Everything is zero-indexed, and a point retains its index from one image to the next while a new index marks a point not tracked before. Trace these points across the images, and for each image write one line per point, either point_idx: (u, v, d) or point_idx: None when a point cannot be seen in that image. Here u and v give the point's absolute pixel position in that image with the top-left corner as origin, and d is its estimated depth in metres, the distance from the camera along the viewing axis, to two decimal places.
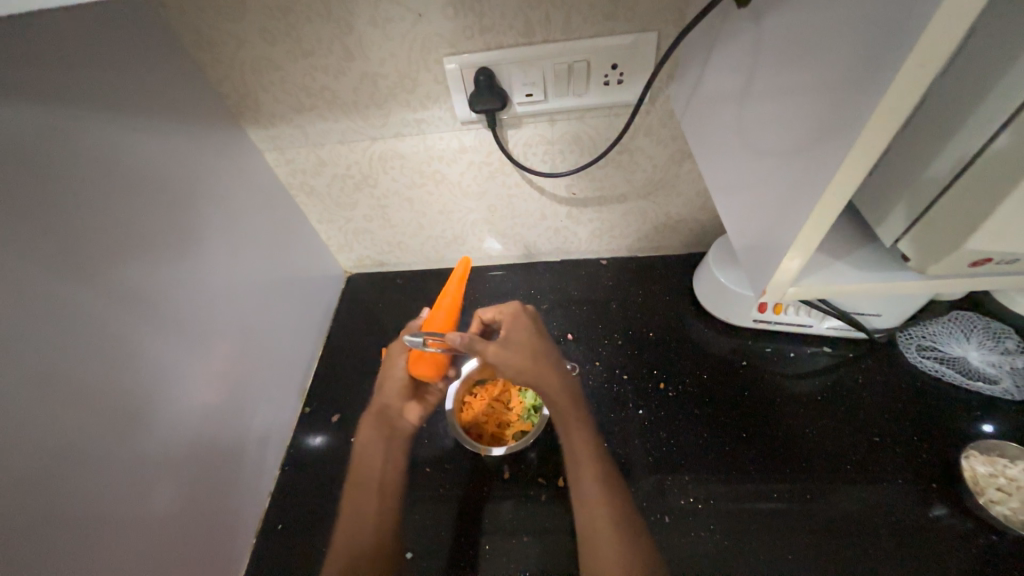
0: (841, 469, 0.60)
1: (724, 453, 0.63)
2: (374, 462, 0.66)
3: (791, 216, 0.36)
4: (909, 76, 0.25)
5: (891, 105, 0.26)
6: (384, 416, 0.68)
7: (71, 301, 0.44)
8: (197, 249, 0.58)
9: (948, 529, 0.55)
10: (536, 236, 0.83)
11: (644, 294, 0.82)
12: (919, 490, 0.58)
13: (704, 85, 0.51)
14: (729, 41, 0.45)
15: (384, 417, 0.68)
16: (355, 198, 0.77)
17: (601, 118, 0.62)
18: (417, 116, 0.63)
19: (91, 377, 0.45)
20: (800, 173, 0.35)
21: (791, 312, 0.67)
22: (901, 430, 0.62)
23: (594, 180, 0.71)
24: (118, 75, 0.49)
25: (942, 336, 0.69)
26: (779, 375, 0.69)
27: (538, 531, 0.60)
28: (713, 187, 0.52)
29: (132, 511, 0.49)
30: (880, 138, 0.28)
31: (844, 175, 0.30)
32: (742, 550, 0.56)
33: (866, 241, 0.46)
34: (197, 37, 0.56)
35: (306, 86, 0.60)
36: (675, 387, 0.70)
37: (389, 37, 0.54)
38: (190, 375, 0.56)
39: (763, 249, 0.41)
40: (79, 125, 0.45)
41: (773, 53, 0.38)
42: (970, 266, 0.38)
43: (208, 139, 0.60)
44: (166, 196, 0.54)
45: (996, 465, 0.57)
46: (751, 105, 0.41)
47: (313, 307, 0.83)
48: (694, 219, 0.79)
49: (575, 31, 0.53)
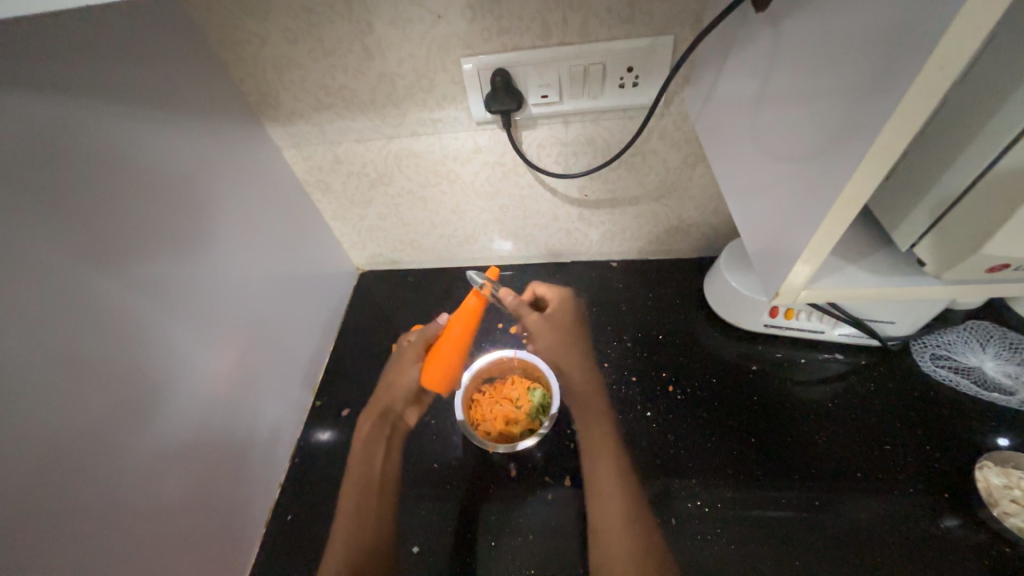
0: (850, 477, 0.60)
1: (731, 457, 0.63)
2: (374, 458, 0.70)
3: (805, 220, 0.36)
4: (925, 81, 0.25)
5: (907, 109, 0.27)
6: (387, 417, 0.74)
7: (92, 290, 0.45)
8: (216, 243, 0.60)
9: (959, 541, 0.54)
10: (547, 237, 0.83)
11: (654, 297, 0.82)
12: (930, 501, 0.57)
13: (719, 90, 0.51)
14: (746, 45, 0.45)
15: (387, 419, 0.74)
16: (369, 196, 0.78)
17: (615, 121, 0.63)
18: (433, 116, 0.64)
19: (109, 364, 0.47)
20: (814, 177, 0.35)
21: (803, 318, 0.67)
22: (912, 441, 0.62)
23: (607, 182, 0.72)
24: (144, 71, 0.51)
25: (956, 345, 0.68)
26: (789, 381, 0.69)
27: (542, 530, 0.60)
28: (727, 191, 0.52)
29: (145, 497, 0.50)
30: (894, 143, 0.28)
31: (856, 178, 0.30)
32: (747, 555, 0.56)
33: (882, 247, 0.46)
34: (222, 35, 0.57)
35: (325, 85, 0.61)
36: (683, 391, 0.70)
37: (408, 37, 0.55)
38: (204, 365, 0.58)
39: (776, 253, 0.42)
40: (106, 120, 0.47)
41: (791, 57, 0.38)
42: (988, 272, 0.38)
43: (230, 135, 0.62)
44: (186, 190, 0.55)
45: (1010, 477, 0.56)
46: (768, 108, 0.41)
47: (326, 303, 0.85)
48: (707, 223, 0.78)
49: (591, 34, 0.54)
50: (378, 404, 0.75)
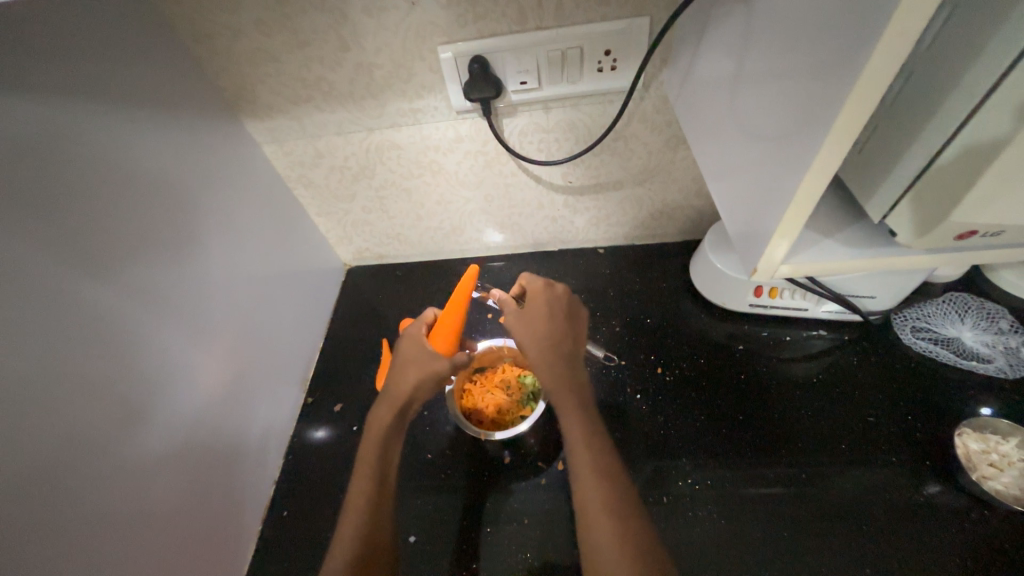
0: (836, 450, 0.61)
1: (720, 435, 0.64)
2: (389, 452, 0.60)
3: (779, 195, 0.37)
4: (886, 52, 0.26)
5: (869, 81, 0.27)
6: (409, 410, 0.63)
7: (76, 292, 0.45)
8: (199, 243, 0.59)
9: (940, 506, 0.56)
10: (533, 225, 0.83)
11: (641, 282, 0.82)
12: (912, 468, 0.59)
13: (696, 70, 0.51)
14: (720, 23, 0.46)
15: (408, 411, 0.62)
16: (353, 190, 0.77)
17: (596, 105, 0.63)
18: (413, 106, 0.63)
19: (95, 368, 0.46)
20: (788, 151, 0.35)
21: (787, 296, 0.68)
22: (895, 411, 0.63)
23: (590, 168, 0.72)
24: (116, 67, 0.50)
25: (936, 317, 0.69)
26: (775, 359, 0.70)
27: (538, 515, 0.61)
28: (707, 172, 0.52)
29: (140, 497, 0.50)
30: (859, 115, 0.29)
31: (825, 151, 0.31)
32: (737, 530, 0.57)
33: (859, 222, 0.47)
34: (193, 29, 0.56)
35: (302, 78, 0.61)
36: (672, 372, 0.71)
37: (384, 26, 0.55)
38: (193, 365, 0.58)
39: (755, 232, 0.42)
40: (77, 117, 0.46)
41: (763, 34, 0.38)
42: (956, 239, 0.39)
43: (207, 133, 0.61)
44: (166, 188, 0.55)
45: (988, 442, 0.58)
46: (743, 88, 0.42)
47: (315, 299, 0.84)
48: (690, 205, 0.79)
49: (567, 18, 0.54)
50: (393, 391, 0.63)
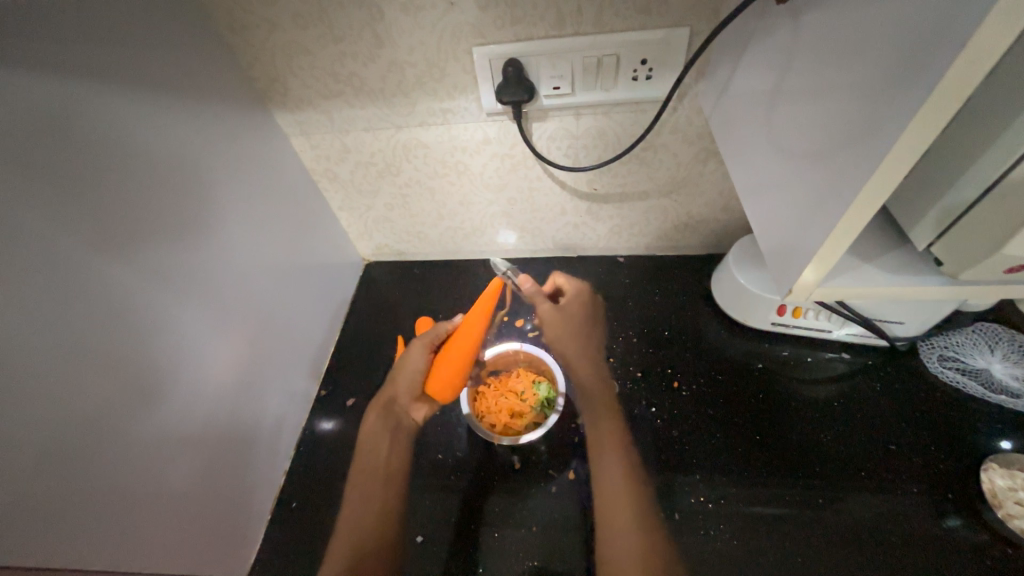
0: (855, 476, 0.60)
1: (735, 453, 0.63)
2: (380, 448, 0.70)
3: (820, 218, 0.36)
4: (950, 79, 0.25)
5: (930, 109, 0.26)
6: (391, 410, 0.72)
7: (100, 277, 0.45)
8: (224, 232, 0.60)
9: (961, 542, 0.55)
10: (554, 231, 0.83)
11: (661, 294, 0.81)
12: (933, 501, 0.57)
13: (734, 85, 0.51)
14: (763, 38, 0.45)
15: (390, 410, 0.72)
16: (376, 186, 0.77)
17: (627, 114, 0.62)
18: (443, 106, 0.63)
19: (114, 353, 0.47)
20: (831, 174, 0.35)
21: (811, 317, 0.67)
22: (916, 440, 0.62)
23: (616, 176, 0.71)
24: (155, 55, 0.51)
25: (965, 347, 0.67)
26: (794, 379, 0.69)
27: (546, 523, 0.61)
28: (741, 187, 0.51)
29: (149, 484, 0.50)
30: (915, 142, 0.28)
31: (874, 177, 0.30)
32: (749, 552, 0.56)
33: (897, 247, 0.45)
34: (232, 20, 0.57)
35: (336, 73, 0.61)
36: (688, 387, 0.70)
37: (420, 25, 0.55)
38: (210, 353, 0.58)
39: (790, 251, 0.41)
40: (116, 103, 0.47)
41: (811, 52, 0.38)
42: (1005, 272, 0.38)
43: (238, 122, 0.61)
44: (196, 176, 0.55)
45: (1015, 480, 0.56)
46: (785, 105, 0.41)
47: (332, 294, 0.84)
48: (716, 218, 0.78)
49: (605, 25, 0.53)
50: (381, 397, 0.74)
